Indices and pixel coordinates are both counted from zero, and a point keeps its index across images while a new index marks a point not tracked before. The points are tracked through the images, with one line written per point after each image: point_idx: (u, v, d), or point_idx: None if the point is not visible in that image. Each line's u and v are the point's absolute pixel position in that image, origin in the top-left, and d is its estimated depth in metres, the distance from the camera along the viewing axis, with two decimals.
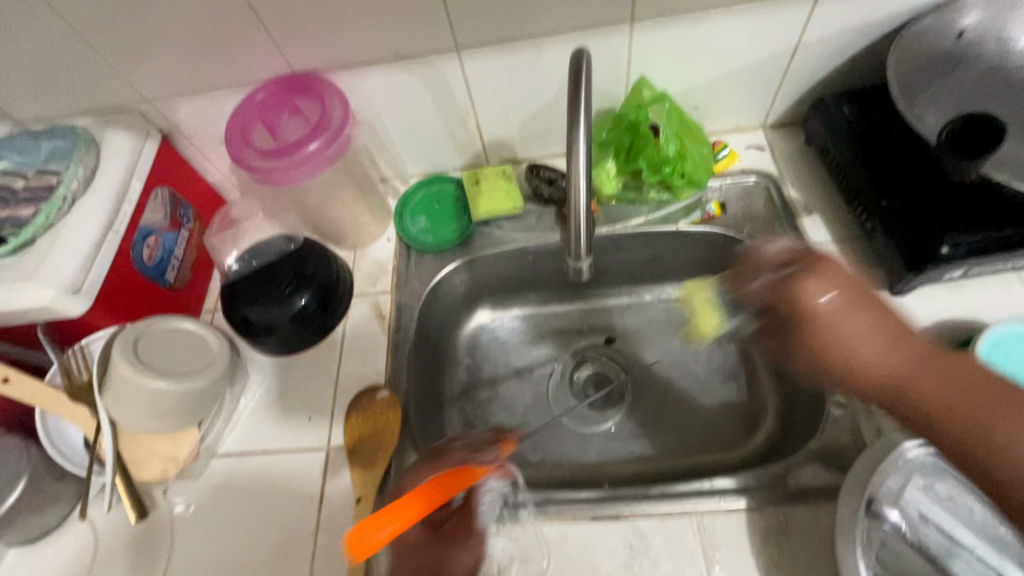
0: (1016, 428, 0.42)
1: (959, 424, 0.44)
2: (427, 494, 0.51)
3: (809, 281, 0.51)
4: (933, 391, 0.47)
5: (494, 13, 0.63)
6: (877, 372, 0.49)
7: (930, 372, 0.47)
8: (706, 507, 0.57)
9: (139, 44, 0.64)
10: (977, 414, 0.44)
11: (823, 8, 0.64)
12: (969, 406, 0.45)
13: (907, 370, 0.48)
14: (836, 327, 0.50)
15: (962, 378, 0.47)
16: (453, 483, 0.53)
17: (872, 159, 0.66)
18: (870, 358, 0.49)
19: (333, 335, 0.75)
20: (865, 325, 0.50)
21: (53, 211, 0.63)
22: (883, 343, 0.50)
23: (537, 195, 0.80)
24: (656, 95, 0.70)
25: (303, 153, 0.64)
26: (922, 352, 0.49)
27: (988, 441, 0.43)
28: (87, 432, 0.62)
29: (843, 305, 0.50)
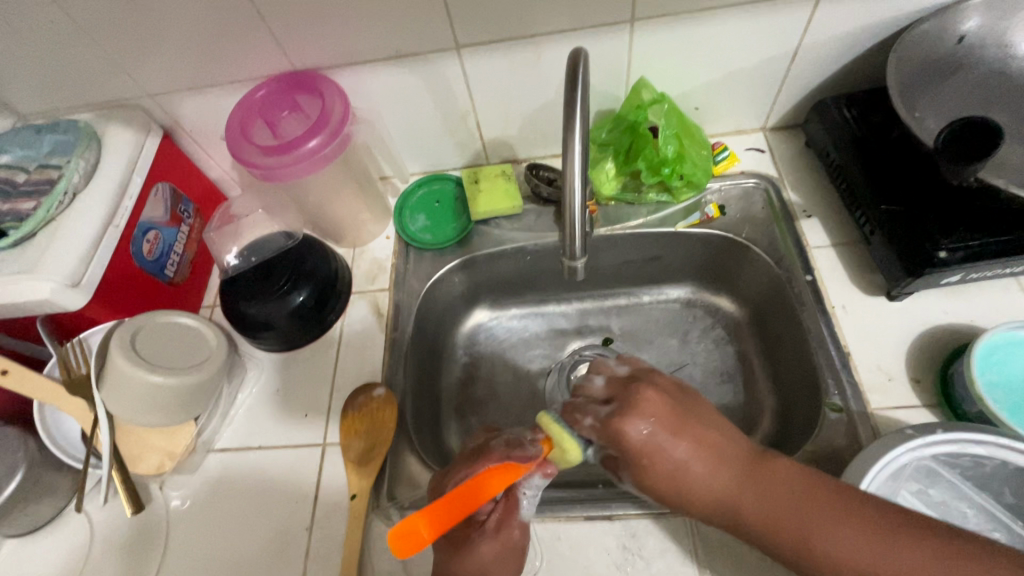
0: (867, 558, 0.42)
1: (811, 544, 0.44)
2: (469, 490, 0.46)
3: (627, 421, 0.48)
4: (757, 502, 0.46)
5: (494, 12, 0.63)
6: (706, 492, 0.48)
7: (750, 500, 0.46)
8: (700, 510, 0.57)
9: (141, 39, 0.64)
10: (816, 534, 0.44)
11: (823, 11, 0.64)
12: (783, 515, 0.45)
13: (740, 498, 0.47)
14: (655, 458, 0.48)
15: (785, 497, 0.46)
16: (484, 482, 0.46)
17: (871, 162, 0.66)
18: (699, 479, 0.47)
19: (331, 332, 0.75)
20: (689, 447, 0.48)
21: (54, 205, 0.63)
22: (688, 443, 0.48)
23: (536, 195, 0.81)
24: (656, 96, 0.70)
25: (301, 151, 0.64)
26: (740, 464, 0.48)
27: (853, 552, 0.43)
28: (85, 426, 0.62)
29: (661, 435, 0.48)
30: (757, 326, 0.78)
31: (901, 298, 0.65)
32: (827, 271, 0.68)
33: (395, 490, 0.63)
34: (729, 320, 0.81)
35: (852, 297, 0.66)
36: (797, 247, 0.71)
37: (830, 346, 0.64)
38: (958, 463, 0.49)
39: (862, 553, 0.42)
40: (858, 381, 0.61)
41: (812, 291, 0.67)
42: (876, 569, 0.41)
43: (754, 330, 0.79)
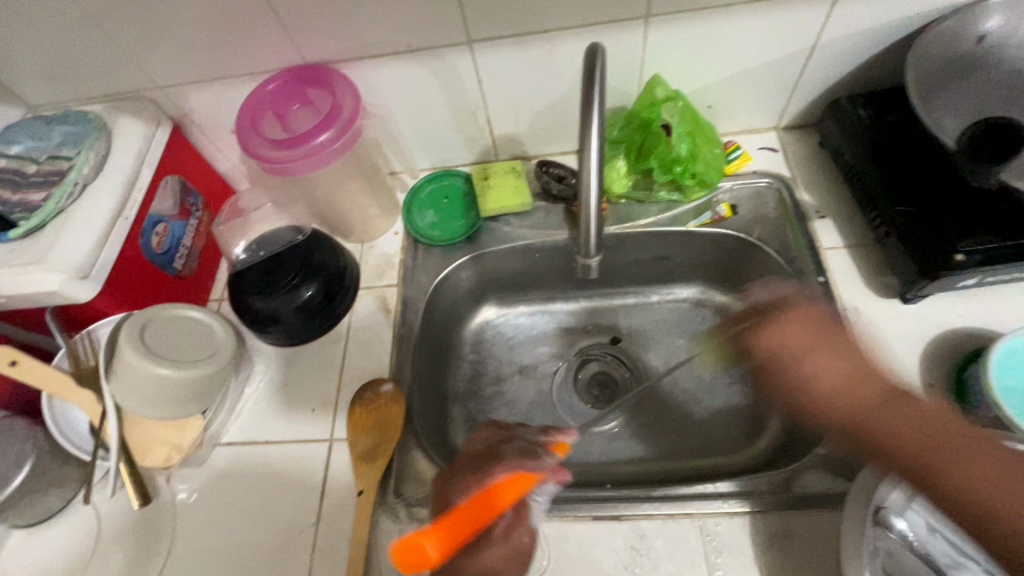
0: (926, 432, 0.51)
1: (906, 446, 0.51)
2: (482, 502, 0.49)
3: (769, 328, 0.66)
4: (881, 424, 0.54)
5: (507, 6, 0.62)
6: (838, 403, 0.58)
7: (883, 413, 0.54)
8: (710, 510, 0.57)
9: (151, 31, 0.64)
10: (906, 430, 0.52)
11: (841, 8, 0.63)
12: (937, 441, 0.50)
13: (863, 400, 0.56)
14: (812, 378, 0.61)
15: (925, 427, 0.51)
16: (493, 492, 0.50)
17: (886, 162, 0.65)
18: (832, 385, 0.59)
19: (339, 327, 0.75)
20: (823, 364, 0.60)
21: (64, 196, 0.63)
22: (836, 367, 0.60)
23: (546, 192, 0.80)
24: (670, 93, 0.70)
25: (311, 144, 0.64)
26: (871, 382, 0.58)
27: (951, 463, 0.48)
28: (93, 417, 0.61)
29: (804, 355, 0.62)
30: None
31: (915, 301, 0.64)
32: (839, 273, 0.68)
33: (402, 487, 0.63)
34: None
35: (865, 299, 0.66)
36: (810, 248, 0.70)
37: None
38: None
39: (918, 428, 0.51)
40: None
41: (824, 293, 0.67)
42: (930, 437, 0.50)
43: None
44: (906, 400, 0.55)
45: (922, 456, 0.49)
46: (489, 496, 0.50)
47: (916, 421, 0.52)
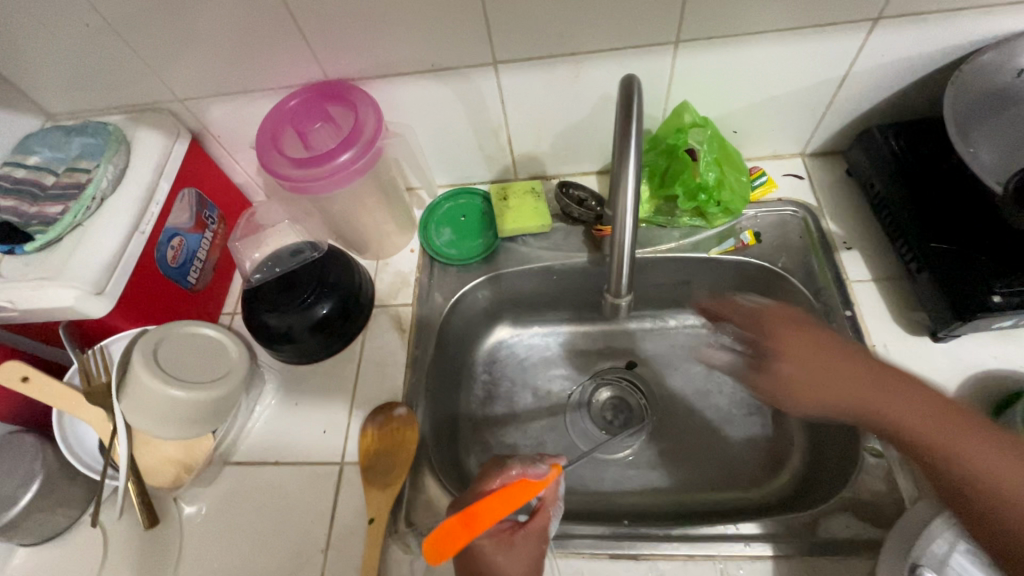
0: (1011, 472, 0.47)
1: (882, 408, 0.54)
2: (497, 501, 0.52)
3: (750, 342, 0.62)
4: (834, 371, 0.57)
5: (535, 28, 0.61)
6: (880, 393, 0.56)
7: (848, 377, 0.56)
8: (731, 552, 0.55)
9: (174, 44, 0.63)
10: (883, 400, 0.54)
11: (878, 37, 0.61)
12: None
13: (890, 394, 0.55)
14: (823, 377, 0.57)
15: (862, 372, 0.56)
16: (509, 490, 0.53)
17: (919, 195, 0.64)
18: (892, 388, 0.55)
19: (352, 345, 0.74)
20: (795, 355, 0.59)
21: (82, 210, 0.63)
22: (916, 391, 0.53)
23: (566, 214, 0.79)
24: (698, 120, 0.68)
25: (334, 164, 0.63)
26: (841, 349, 0.58)
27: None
28: (103, 436, 0.61)
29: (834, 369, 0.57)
30: None
31: (946, 339, 0.62)
32: (866, 307, 0.66)
33: (413, 516, 0.62)
34: None
35: (894, 336, 0.64)
36: (836, 280, 0.68)
37: None
38: None
39: (983, 459, 0.48)
40: None
41: (851, 327, 0.65)
42: (994, 469, 0.47)
43: None
44: (893, 377, 0.55)
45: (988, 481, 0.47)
46: (501, 497, 0.52)
47: (937, 416, 0.51)
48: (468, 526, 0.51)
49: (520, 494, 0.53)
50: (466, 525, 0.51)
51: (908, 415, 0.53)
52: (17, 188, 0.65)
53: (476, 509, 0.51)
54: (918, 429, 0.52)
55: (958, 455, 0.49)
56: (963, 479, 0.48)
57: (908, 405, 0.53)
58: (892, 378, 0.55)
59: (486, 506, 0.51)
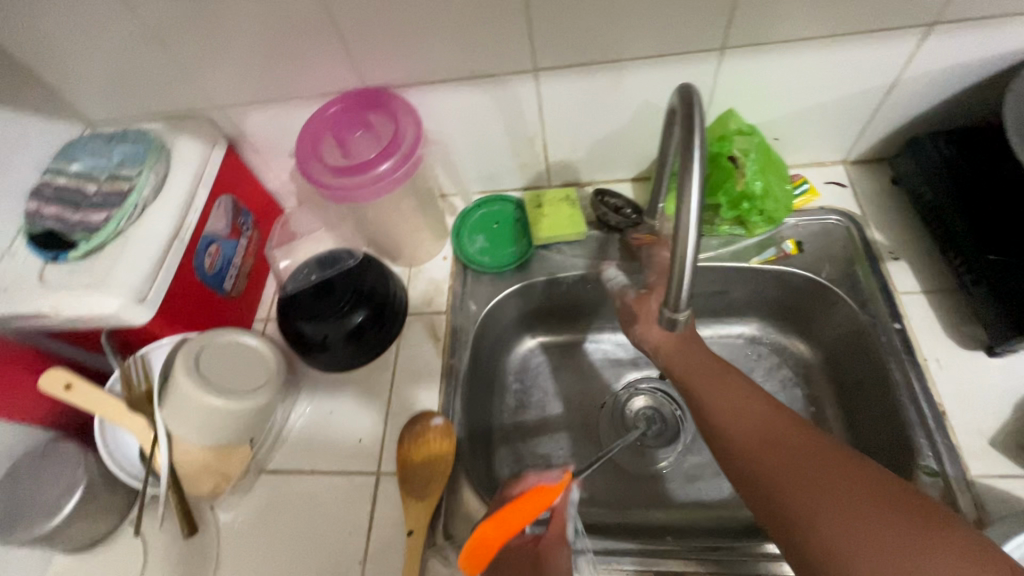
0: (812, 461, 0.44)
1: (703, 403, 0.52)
2: (517, 509, 0.52)
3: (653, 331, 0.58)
4: (685, 363, 0.56)
5: (577, 35, 0.60)
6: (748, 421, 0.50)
7: (691, 373, 0.55)
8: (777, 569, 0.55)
9: (217, 52, 0.63)
10: (716, 398, 0.52)
11: (932, 43, 0.60)
12: (831, 495, 0.41)
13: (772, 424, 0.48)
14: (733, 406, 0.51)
15: (710, 371, 0.54)
16: (527, 499, 0.52)
17: (973, 206, 0.62)
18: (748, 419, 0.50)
19: (386, 354, 0.74)
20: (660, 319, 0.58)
21: (124, 218, 0.63)
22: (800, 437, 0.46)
23: (601, 222, 0.78)
24: (743, 127, 0.67)
25: (373, 173, 0.63)
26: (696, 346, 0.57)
27: (823, 524, 0.40)
28: (144, 444, 0.61)
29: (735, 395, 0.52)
30: (831, 369, 0.74)
31: (1001, 354, 0.60)
32: (916, 320, 0.64)
33: (452, 529, 0.61)
34: (799, 361, 0.77)
35: (946, 350, 0.62)
36: (883, 291, 0.66)
37: (922, 404, 0.59)
38: None
39: (799, 455, 0.45)
40: (955, 445, 0.57)
41: (901, 340, 0.63)
42: (806, 466, 0.44)
43: (827, 374, 0.75)
44: (733, 381, 0.53)
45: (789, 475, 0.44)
46: (519, 505, 0.52)
47: (772, 421, 0.49)
48: (498, 530, 0.52)
49: (540, 501, 0.53)
50: (496, 527, 0.51)
51: (732, 415, 0.51)
52: (60, 196, 0.66)
53: (503, 516, 0.52)
54: (745, 424, 0.49)
55: (788, 454, 0.45)
56: (765, 467, 0.46)
57: (734, 403, 0.51)
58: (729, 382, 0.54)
59: (513, 512, 0.52)
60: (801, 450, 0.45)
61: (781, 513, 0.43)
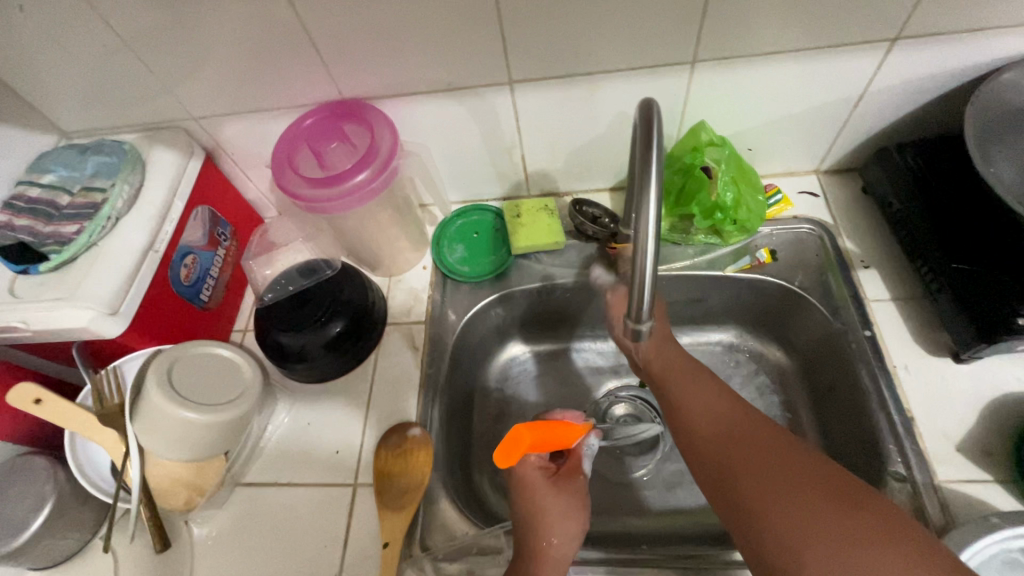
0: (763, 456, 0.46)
1: (674, 398, 0.55)
2: (552, 428, 0.57)
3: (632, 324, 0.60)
4: (664, 362, 0.58)
5: (550, 47, 0.61)
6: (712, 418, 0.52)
7: (668, 372, 0.57)
8: None
9: (193, 64, 0.63)
10: (690, 395, 0.55)
11: (895, 57, 0.61)
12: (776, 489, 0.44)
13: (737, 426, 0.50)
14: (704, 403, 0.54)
15: (686, 371, 0.57)
16: (559, 425, 0.58)
17: (939, 215, 0.63)
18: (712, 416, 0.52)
19: (364, 364, 0.73)
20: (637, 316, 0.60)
21: (96, 230, 0.62)
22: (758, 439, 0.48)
23: (579, 231, 0.78)
24: (715, 138, 0.68)
25: (349, 183, 0.63)
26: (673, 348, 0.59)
27: (763, 510, 0.43)
28: (115, 458, 0.60)
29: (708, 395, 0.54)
30: (805, 376, 0.75)
31: (968, 361, 0.61)
32: (886, 326, 0.65)
33: (429, 541, 0.61)
34: (775, 368, 0.78)
35: (914, 356, 0.63)
36: (855, 299, 0.67)
37: (892, 410, 0.60)
38: None
39: (754, 449, 0.47)
40: (923, 450, 0.58)
41: (871, 347, 0.64)
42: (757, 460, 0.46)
43: (803, 380, 0.76)
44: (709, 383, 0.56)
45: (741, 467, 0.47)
46: (553, 426, 0.58)
47: (736, 419, 0.51)
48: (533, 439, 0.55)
49: (569, 433, 0.60)
50: (533, 434, 0.55)
51: (702, 414, 0.53)
52: (32, 207, 0.65)
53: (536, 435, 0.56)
54: (711, 421, 0.52)
55: (744, 447, 0.48)
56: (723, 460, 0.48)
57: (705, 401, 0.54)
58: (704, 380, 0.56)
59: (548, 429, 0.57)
60: (758, 444, 0.48)
61: (733, 498, 0.46)
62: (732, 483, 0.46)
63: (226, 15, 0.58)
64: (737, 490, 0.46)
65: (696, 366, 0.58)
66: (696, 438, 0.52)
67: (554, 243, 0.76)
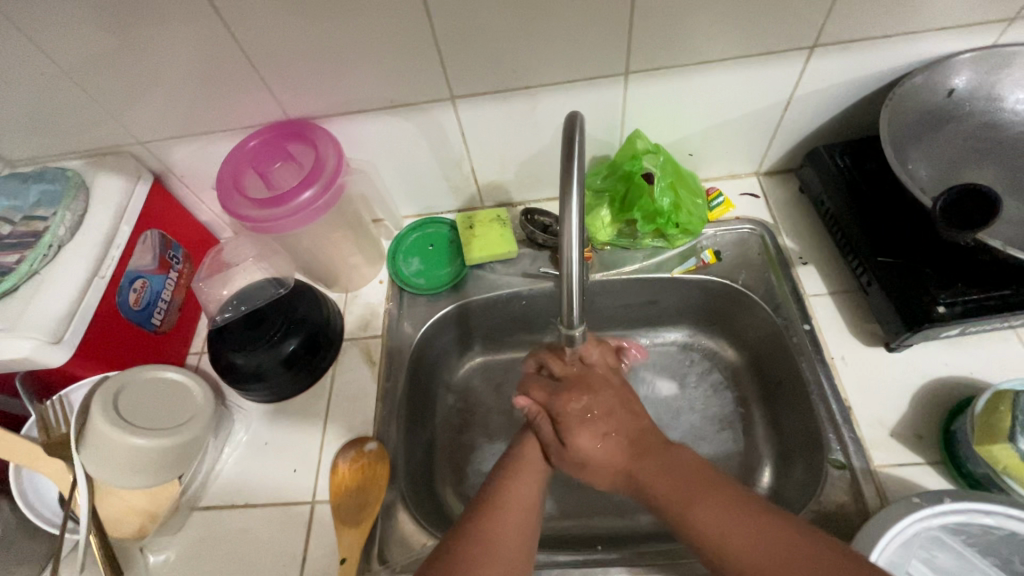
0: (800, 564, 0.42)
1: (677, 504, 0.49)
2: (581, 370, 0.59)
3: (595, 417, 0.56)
4: (653, 472, 0.52)
5: (488, 63, 0.63)
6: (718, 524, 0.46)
7: (658, 480, 0.51)
8: None
9: (134, 91, 0.64)
10: (691, 506, 0.48)
11: (816, 64, 0.64)
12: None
13: (752, 529, 0.45)
14: (701, 504, 0.47)
15: (682, 475, 0.50)
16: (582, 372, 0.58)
17: (867, 212, 0.66)
18: (718, 514, 0.46)
19: (322, 381, 0.73)
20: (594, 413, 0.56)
21: (38, 258, 0.62)
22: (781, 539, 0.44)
23: (531, 240, 0.80)
24: (650, 146, 0.71)
25: (294, 203, 0.64)
26: (654, 446, 0.54)
27: None
28: (63, 487, 0.60)
29: (701, 495, 0.48)
30: (754, 371, 0.78)
31: (900, 350, 0.64)
32: (825, 320, 0.68)
33: (387, 553, 0.60)
34: (727, 365, 0.81)
35: (851, 347, 0.66)
36: (794, 295, 0.70)
37: (830, 400, 0.63)
38: (966, 530, 0.48)
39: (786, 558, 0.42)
40: (860, 437, 0.60)
41: (810, 341, 0.67)
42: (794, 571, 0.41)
43: (753, 375, 0.78)
44: (711, 481, 0.49)
45: (768, 571, 0.42)
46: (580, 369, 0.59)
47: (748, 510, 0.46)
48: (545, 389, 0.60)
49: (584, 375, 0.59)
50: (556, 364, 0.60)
51: (713, 515, 0.46)
52: None
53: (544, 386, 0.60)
54: (724, 525, 0.46)
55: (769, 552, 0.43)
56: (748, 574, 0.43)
57: (712, 512, 0.46)
58: (701, 482, 0.49)
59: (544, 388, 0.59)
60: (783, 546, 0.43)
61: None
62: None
63: (163, 40, 0.58)
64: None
65: (690, 460, 0.52)
66: (712, 555, 0.45)
67: (507, 253, 0.78)
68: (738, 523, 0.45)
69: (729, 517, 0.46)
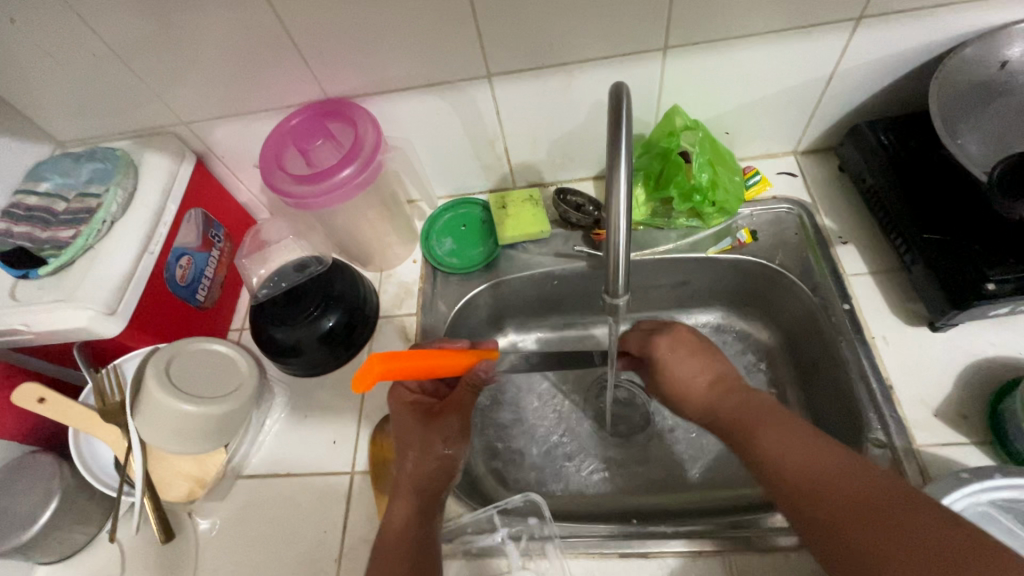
0: (839, 482, 0.45)
1: (747, 434, 0.53)
2: (422, 358, 0.59)
3: (679, 365, 0.60)
4: (729, 405, 0.56)
5: (526, 41, 0.63)
6: (778, 453, 0.49)
7: (734, 411, 0.55)
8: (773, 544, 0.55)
9: (179, 72, 0.65)
10: (758, 436, 0.52)
11: (862, 35, 0.63)
12: (873, 522, 0.42)
13: (810, 455, 0.48)
14: (765, 433, 0.52)
15: (758, 410, 0.54)
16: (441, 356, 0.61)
17: (911, 188, 0.65)
18: (778, 444, 0.50)
19: (359, 356, 0.75)
20: (692, 362, 0.60)
21: (93, 233, 0.65)
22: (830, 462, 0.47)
23: (564, 219, 0.80)
24: (688, 123, 0.71)
25: (334, 179, 0.65)
26: (734, 388, 0.58)
27: (857, 537, 0.42)
28: (118, 452, 0.64)
29: (762, 429, 0.52)
30: (788, 352, 0.77)
31: (945, 329, 0.63)
32: (865, 299, 0.67)
33: None
34: (761, 347, 0.80)
35: (892, 326, 0.65)
36: (834, 275, 0.69)
37: (872, 379, 0.62)
38: (1014, 508, 0.48)
39: (834, 477, 0.46)
40: (902, 417, 0.59)
41: (850, 319, 0.66)
42: (842, 494, 0.44)
43: (788, 357, 0.77)
44: (779, 419, 0.53)
45: (826, 490, 0.45)
46: (425, 358, 0.59)
47: (807, 443, 0.49)
48: (387, 368, 0.55)
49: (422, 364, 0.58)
50: (383, 363, 0.55)
51: (779, 444, 0.50)
52: (30, 215, 0.67)
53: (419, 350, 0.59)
54: (788, 454, 0.49)
55: (824, 476, 0.46)
56: (809, 493, 0.46)
57: (775, 442, 0.50)
58: (772, 416, 0.53)
59: (405, 354, 0.57)
60: (834, 471, 0.46)
61: (824, 522, 0.44)
62: (830, 515, 0.44)
63: (210, 21, 0.59)
64: (826, 514, 0.44)
65: (763, 399, 0.55)
66: (771, 472, 0.49)
67: (539, 233, 0.78)
68: (796, 448, 0.49)
69: (791, 444, 0.49)
